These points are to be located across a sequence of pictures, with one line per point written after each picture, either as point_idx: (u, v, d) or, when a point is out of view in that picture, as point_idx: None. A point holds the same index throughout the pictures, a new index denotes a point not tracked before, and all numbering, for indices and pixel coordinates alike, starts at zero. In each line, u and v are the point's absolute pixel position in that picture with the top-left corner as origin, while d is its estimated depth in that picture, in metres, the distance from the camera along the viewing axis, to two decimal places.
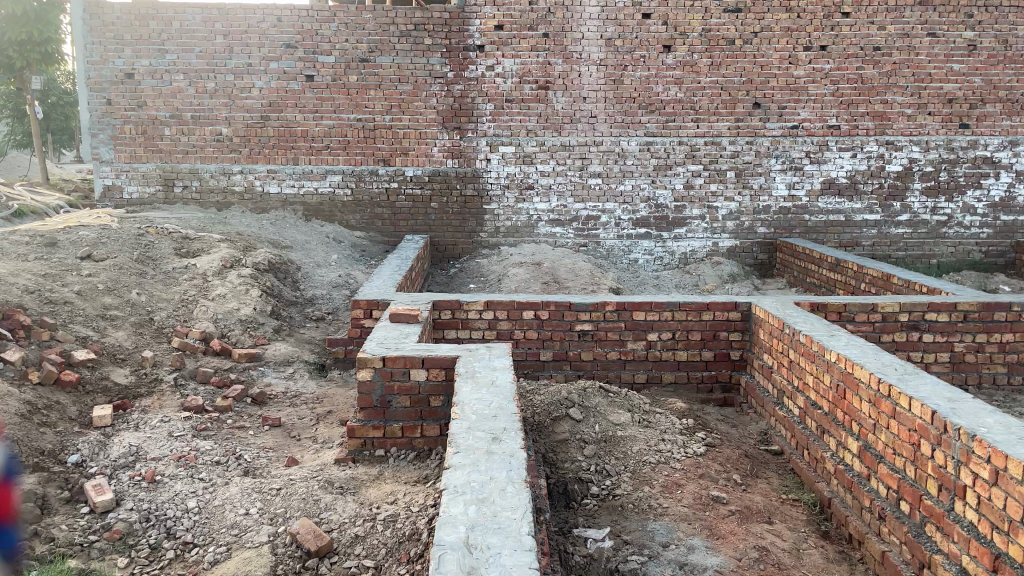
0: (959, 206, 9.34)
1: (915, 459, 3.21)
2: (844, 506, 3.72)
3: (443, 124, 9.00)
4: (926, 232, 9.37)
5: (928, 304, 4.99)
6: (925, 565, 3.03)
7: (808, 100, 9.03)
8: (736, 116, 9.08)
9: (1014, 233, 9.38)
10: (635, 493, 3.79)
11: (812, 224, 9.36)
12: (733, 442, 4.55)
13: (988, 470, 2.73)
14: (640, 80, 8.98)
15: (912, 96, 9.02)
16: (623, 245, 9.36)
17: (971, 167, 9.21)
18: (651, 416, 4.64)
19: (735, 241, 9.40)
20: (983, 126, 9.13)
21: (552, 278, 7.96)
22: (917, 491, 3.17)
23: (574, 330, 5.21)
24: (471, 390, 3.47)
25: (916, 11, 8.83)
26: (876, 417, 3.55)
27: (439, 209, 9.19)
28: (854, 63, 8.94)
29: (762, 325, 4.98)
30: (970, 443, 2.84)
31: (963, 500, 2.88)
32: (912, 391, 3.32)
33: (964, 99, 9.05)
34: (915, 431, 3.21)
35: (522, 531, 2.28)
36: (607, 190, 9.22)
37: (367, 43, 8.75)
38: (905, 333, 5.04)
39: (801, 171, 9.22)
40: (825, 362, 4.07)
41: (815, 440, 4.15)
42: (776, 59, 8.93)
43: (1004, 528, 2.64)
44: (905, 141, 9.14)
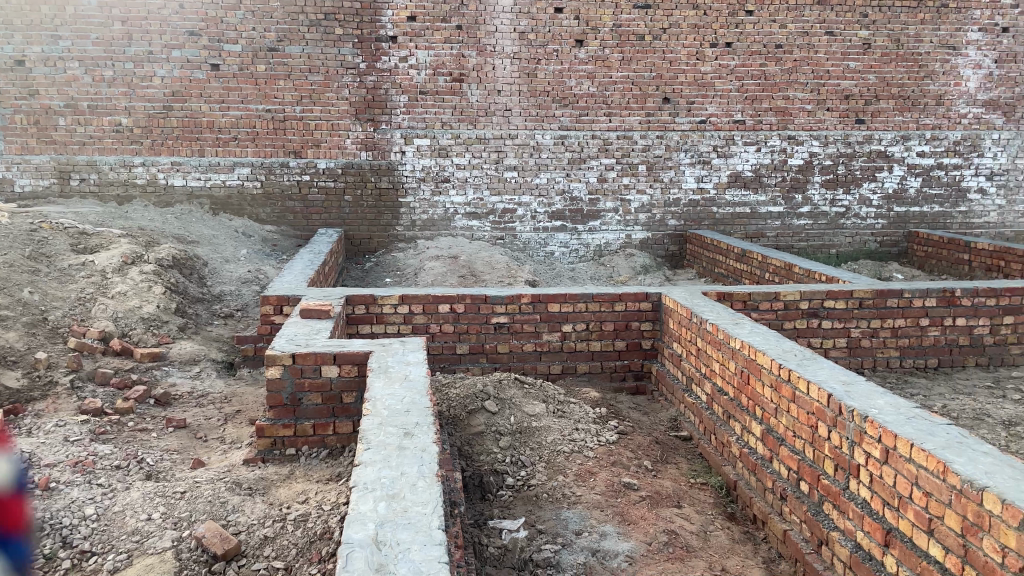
0: (856, 198, 9.76)
1: (813, 440, 3.35)
2: (749, 488, 3.86)
3: (356, 116, 8.86)
4: (826, 223, 9.78)
5: (827, 292, 5.20)
6: (824, 541, 3.18)
7: (714, 96, 9.30)
8: (647, 111, 9.26)
9: (907, 224, 9.88)
10: (549, 482, 3.83)
11: (720, 217, 9.64)
12: (645, 430, 4.66)
13: (879, 449, 2.88)
14: (553, 74, 9.06)
15: (812, 92, 9.39)
16: (539, 238, 9.42)
17: (867, 161, 9.64)
18: (565, 406, 4.70)
19: (648, 233, 9.59)
20: (877, 122, 9.56)
21: (469, 271, 7.96)
22: (815, 471, 3.31)
23: (490, 323, 5.21)
24: (384, 386, 3.44)
25: (815, 11, 9.20)
26: (777, 401, 3.68)
27: (353, 202, 9.04)
28: (757, 61, 9.26)
29: (672, 314, 5.10)
30: (862, 424, 2.99)
31: (857, 478, 3.02)
32: (810, 375, 3.45)
33: (860, 95, 9.48)
34: (813, 414, 3.34)
35: (432, 526, 2.28)
36: (523, 183, 9.26)
37: (275, 32, 8.54)
38: (805, 320, 5.24)
39: (709, 165, 9.48)
40: (730, 349, 4.20)
41: (721, 425, 4.29)
42: (684, 55, 9.15)
43: (894, 504, 2.78)
44: (806, 136, 9.51)
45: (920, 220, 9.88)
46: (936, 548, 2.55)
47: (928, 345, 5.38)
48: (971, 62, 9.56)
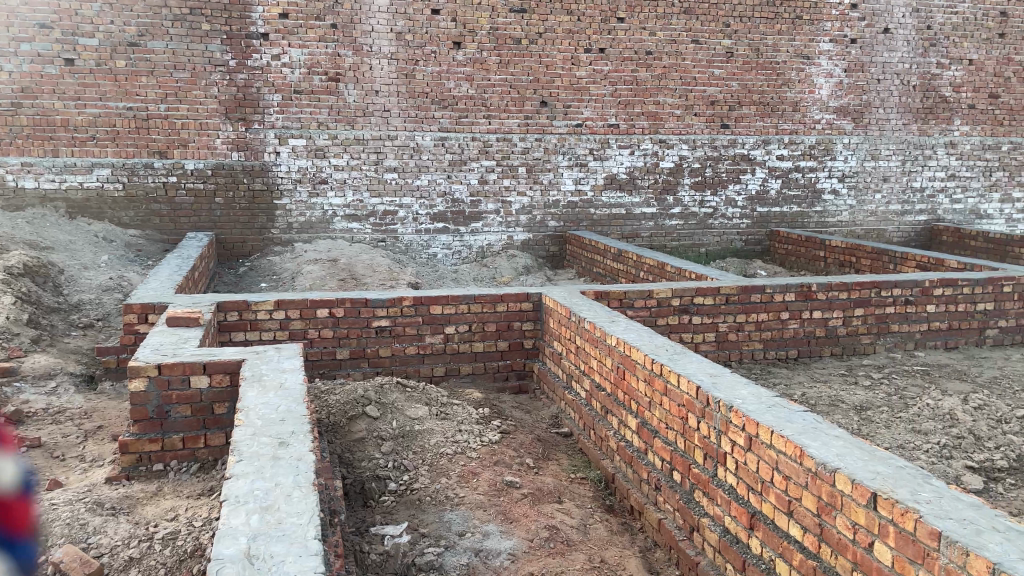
0: (722, 199, 10.25)
1: (684, 431, 3.48)
2: (625, 481, 3.98)
3: (226, 115, 8.54)
4: (696, 223, 10.21)
5: (696, 289, 5.44)
6: (695, 528, 3.33)
7: (589, 100, 9.55)
8: (525, 114, 9.40)
9: (769, 223, 10.45)
10: (432, 485, 3.82)
11: (597, 218, 9.89)
12: (527, 428, 4.72)
13: (743, 437, 3.03)
14: (432, 76, 9.05)
15: (681, 98, 9.81)
16: (421, 240, 9.36)
17: (731, 164, 10.14)
18: (448, 408, 4.69)
19: (529, 234, 9.70)
20: (741, 127, 10.08)
21: (349, 274, 7.82)
22: (686, 461, 3.45)
23: (371, 327, 5.14)
24: (258, 394, 3.33)
25: (681, 20, 9.62)
26: (651, 395, 3.81)
27: (225, 204, 8.69)
28: (629, 66, 9.58)
29: (552, 314, 5.18)
30: (728, 414, 3.13)
31: (724, 466, 3.17)
32: (680, 368, 3.58)
33: (724, 101, 9.97)
34: (683, 406, 3.48)
35: (308, 536, 2.23)
36: (403, 184, 9.17)
37: (136, 26, 8.12)
38: (677, 316, 5.47)
39: (586, 168, 9.70)
40: (606, 346, 4.31)
41: (599, 420, 4.39)
42: (559, 60, 9.37)
43: (758, 489, 2.95)
44: (675, 140, 9.91)
45: (780, 219, 10.48)
46: (795, 528, 2.72)
47: (788, 337, 5.71)
48: (823, 71, 10.23)
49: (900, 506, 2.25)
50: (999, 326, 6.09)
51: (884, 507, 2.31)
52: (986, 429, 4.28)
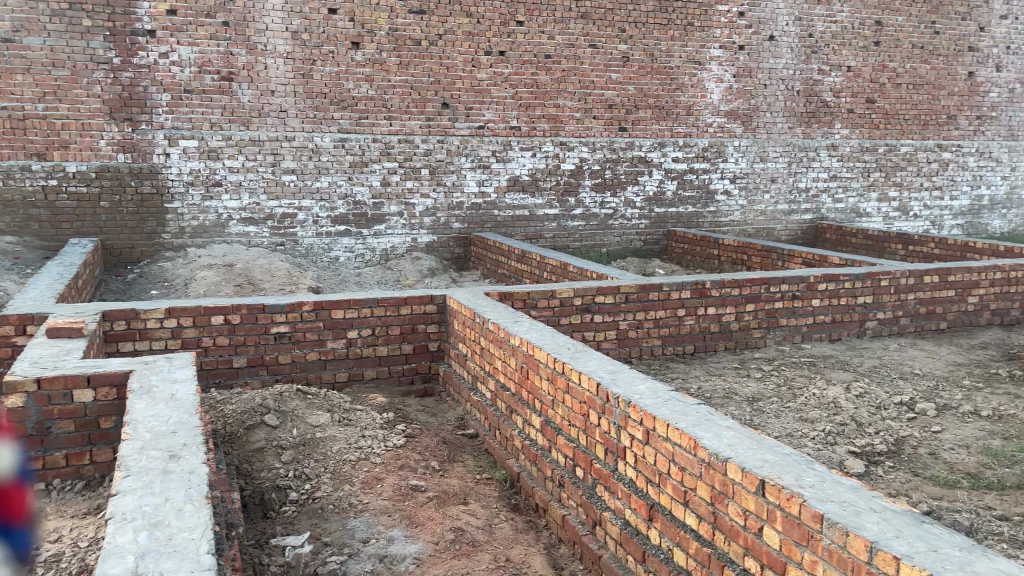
0: (622, 200, 10.48)
1: (585, 428, 3.54)
2: (530, 479, 4.01)
3: (111, 115, 8.14)
4: (597, 224, 10.41)
5: (597, 288, 5.56)
6: (597, 522, 3.40)
7: (490, 102, 9.60)
8: (426, 116, 9.35)
9: (666, 223, 10.76)
10: (335, 493, 3.74)
11: (501, 219, 9.94)
12: (432, 431, 4.69)
13: (641, 431, 3.10)
14: (330, 76, 8.89)
15: (580, 101, 9.99)
16: (321, 243, 9.16)
17: (629, 166, 10.38)
18: (351, 414, 4.60)
19: (432, 236, 9.65)
20: (637, 130, 10.35)
21: (246, 279, 7.60)
22: (588, 457, 3.51)
23: (269, 333, 5.00)
24: (147, 407, 3.18)
25: (579, 24, 9.79)
26: (553, 393, 3.85)
27: (110, 208, 8.28)
28: (529, 69, 9.68)
29: (456, 315, 5.17)
30: (626, 409, 3.20)
31: (624, 460, 3.25)
32: (581, 366, 3.64)
33: (622, 105, 10.20)
34: (584, 403, 3.53)
35: (201, 551, 2.14)
36: (302, 186, 8.95)
37: (9, 21, 7.64)
38: (579, 316, 5.57)
39: (488, 169, 9.73)
40: (510, 346, 4.32)
41: (504, 420, 4.41)
42: (459, 62, 9.38)
43: (655, 481, 3.03)
44: (576, 142, 10.07)
45: (677, 220, 10.81)
46: (691, 517, 2.82)
47: (685, 333, 5.91)
48: (714, 76, 10.62)
49: (787, 492, 2.37)
50: (878, 318, 6.45)
51: (771, 493, 2.42)
52: (867, 415, 4.53)
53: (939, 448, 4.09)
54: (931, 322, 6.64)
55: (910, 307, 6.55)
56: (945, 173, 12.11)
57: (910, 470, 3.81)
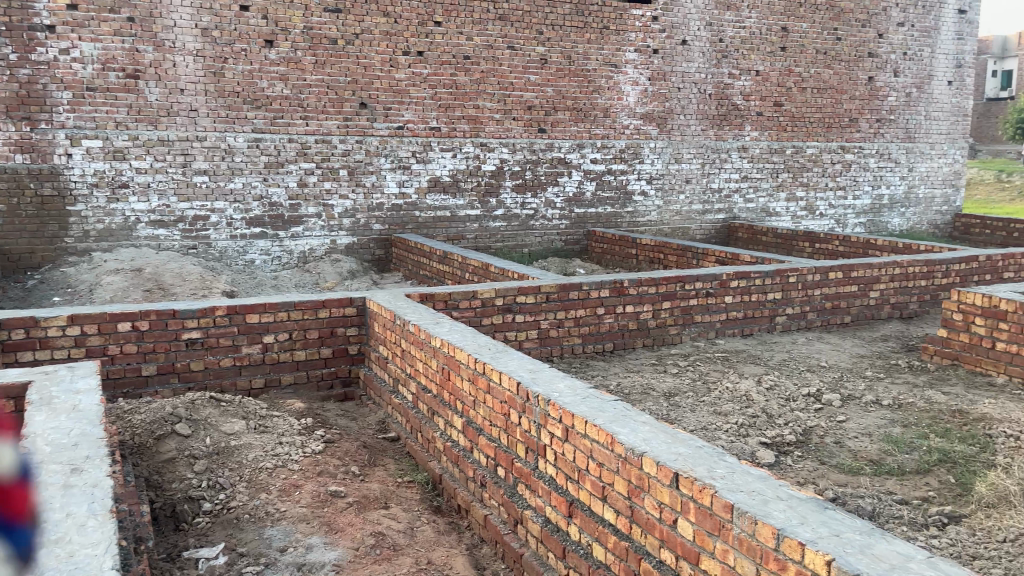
0: (542, 201, 10.56)
1: (507, 427, 3.55)
2: (452, 480, 4.00)
3: (7, 113, 7.73)
4: (518, 224, 10.46)
5: (518, 289, 5.61)
6: (519, 521, 3.41)
7: (410, 102, 9.53)
8: (344, 116, 9.22)
9: (586, 223, 10.90)
10: (251, 502, 3.65)
11: (422, 220, 9.88)
12: (352, 436, 4.63)
13: (561, 429, 3.13)
14: (242, 74, 8.67)
15: (499, 102, 10.02)
16: (236, 246, 8.92)
17: (549, 167, 10.48)
18: (267, 420, 4.49)
19: (352, 238, 9.51)
20: (556, 131, 10.45)
21: (156, 284, 7.34)
22: (509, 456, 3.52)
23: (181, 339, 4.84)
24: (46, 419, 3.03)
25: (497, 26, 9.83)
26: (474, 394, 3.84)
27: (8, 212, 7.87)
28: (447, 70, 9.67)
29: (376, 318, 5.11)
30: (546, 408, 3.23)
31: (544, 458, 3.27)
32: (501, 366, 3.64)
33: (541, 106, 10.29)
34: (505, 403, 3.54)
35: (104, 567, 2.05)
36: (215, 188, 8.70)
37: None
38: (501, 316, 5.61)
39: (408, 170, 9.66)
40: (430, 347, 4.30)
41: (425, 422, 4.38)
42: (377, 61, 9.28)
43: (575, 478, 3.07)
44: (496, 144, 10.10)
45: (596, 220, 10.96)
46: (609, 512, 2.86)
47: (604, 331, 6.00)
48: (629, 79, 10.83)
49: (699, 484, 2.43)
50: (787, 313, 6.70)
51: (684, 486, 2.49)
52: (777, 407, 4.70)
53: (844, 437, 4.27)
54: (836, 317, 6.94)
55: (816, 302, 6.82)
56: (848, 173, 12.65)
57: (817, 459, 3.97)
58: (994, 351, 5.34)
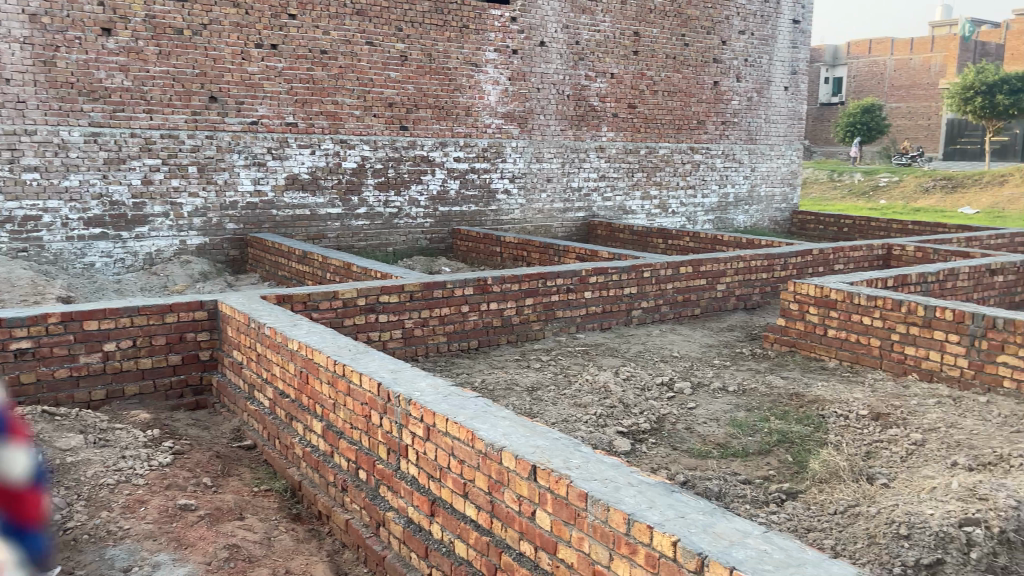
0: (406, 199, 10.45)
1: (368, 429, 3.49)
2: (312, 486, 3.90)
3: None
4: (381, 223, 10.31)
5: (380, 288, 5.54)
6: (381, 523, 3.37)
7: (264, 97, 9.20)
8: (192, 110, 8.78)
9: (450, 221, 10.90)
10: (91, 522, 3.41)
11: (280, 219, 9.55)
12: (204, 446, 4.42)
13: (422, 428, 3.12)
14: (77, 64, 8.10)
15: (358, 98, 9.85)
16: (73, 248, 8.31)
17: (412, 165, 10.40)
18: (109, 434, 4.21)
19: (203, 238, 9.07)
20: (418, 129, 10.39)
21: None
22: (371, 458, 3.47)
23: (8, 350, 4.44)
24: None
25: (354, 21, 9.66)
26: (334, 396, 3.75)
27: None
28: (303, 64, 9.41)
29: (229, 321, 4.89)
30: (407, 407, 3.20)
31: (406, 458, 3.24)
32: (361, 367, 3.58)
33: (402, 103, 10.20)
34: (366, 404, 3.47)
35: None
36: (48, 186, 8.07)
37: None
38: (363, 316, 5.52)
39: (264, 167, 9.32)
40: (287, 350, 4.16)
41: (284, 428, 4.23)
42: (228, 54, 8.92)
43: (436, 476, 3.06)
44: (356, 141, 9.92)
45: (460, 218, 10.98)
46: (471, 508, 2.88)
47: (469, 328, 6.02)
48: (490, 78, 10.92)
49: (555, 474, 2.49)
50: (642, 307, 6.97)
51: (542, 477, 2.53)
52: (634, 397, 4.88)
53: (695, 423, 4.50)
54: (687, 309, 7.28)
55: (669, 296, 7.13)
56: (697, 173, 13.33)
57: (670, 445, 4.16)
58: (825, 338, 5.77)
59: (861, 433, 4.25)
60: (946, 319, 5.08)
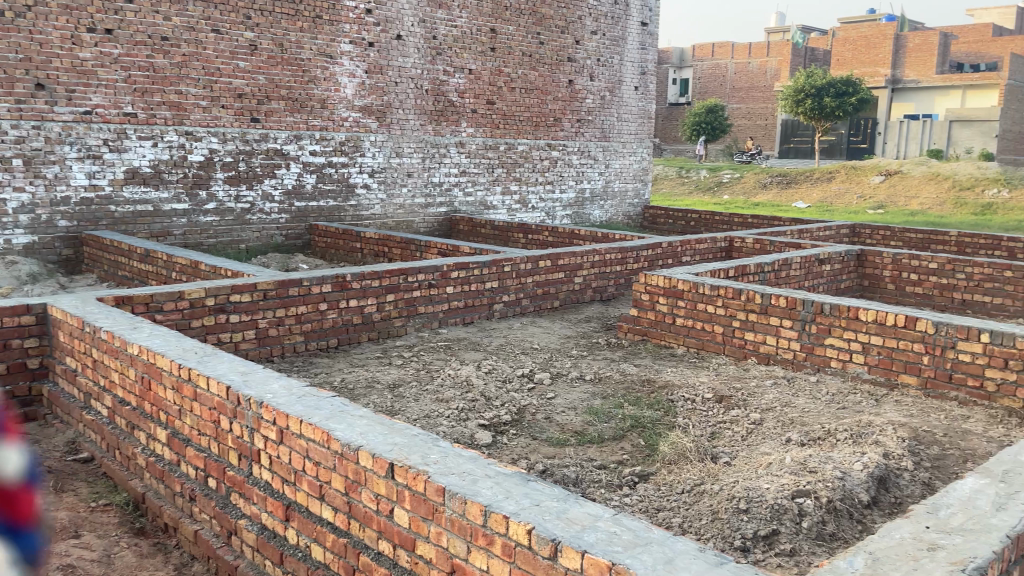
0: (258, 194, 10.05)
1: (217, 435, 3.33)
2: (158, 497, 3.69)
3: None
4: (232, 219, 9.87)
5: (231, 287, 5.32)
6: (233, 532, 3.24)
7: (98, 85, 8.60)
8: (16, 97, 8.07)
9: (307, 217, 10.58)
10: None
11: (119, 216, 8.94)
12: None
13: (275, 431, 3.01)
14: None
15: (204, 88, 9.40)
16: None
17: (265, 158, 10.01)
18: None
19: (31, 237, 8.36)
20: (271, 121, 10.03)
21: None
22: (221, 465, 3.32)
23: None
24: None
25: (198, 7, 9.22)
26: (180, 402, 3.55)
27: None
28: (143, 51, 8.88)
29: (62, 326, 4.54)
30: (259, 411, 3.08)
31: (258, 463, 3.13)
32: (209, 370, 3.41)
33: (252, 95, 9.81)
34: (214, 409, 3.32)
35: None
36: None
37: None
38: (212, 316, 5.28)
39: (101, 160, 8.70)
40: (127, 356, 3.90)
41: (124, 437, 3.97)
42: (56, 38, 8.27)
43: (291, 480, 2.97)
44: (203, 133, 9.45)
45: (317, 214, 10.68)
46: (327, 510, 2.81)
47: (327, 327, 5.88)
48: (345, 71, 10.70)
49: (412, 471, 2.48)
50: (503, 301, 7.05)
51: (399, 475, 2.51)
52: (495, 390, 4.94)
53: (554, 412, 4.60)
54: (546, 302, 7.45)
55: (529, 289, 7.27)
56: (555, 169, 13.64)
57: (530, 435, 4.24)
58: (674, 326, 6.06)
59: (707, 415, 4.50)
60: (780, 306, 5.46)
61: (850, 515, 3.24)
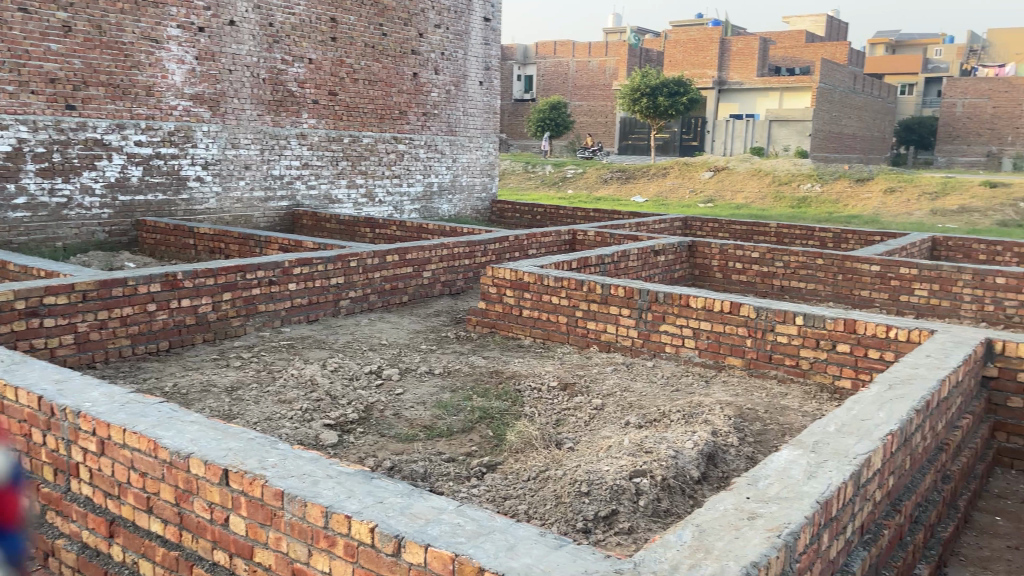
0: (77, 187, 9.28)
1: (28, 450, 3.05)
2: None
3: None
4: (47, 215, 9.04)
5: (45, 289, 4.89)
6: (49, 553, 2.98)
7: None
8: None
9: (133, 212, 9.88)
10: None
11: None
12: None
13: (95, 442, 2.80)
14: None
15: (10, 72, 8.56)
16: None
17: (83, 149, 9.25)
18: None
19: None
20: (89, 108, 9.28)
21: None
22: (33, 482, 3.04)
23: None
24: None
25: None
26: None
27: None
28: None
29: None
30: (76, 421, 2.85)
31: (77, 477, 2.89)
32: (17, 380, 3.11)
33: (67, 80, 9.05)
34: (25, 422, 3.03)
35: None
36: None
37: None
38: (24, 321, 4.83)
39: None
40: None
41: None
42: None
43: (115, 493, 2.77)
44: (10, 120, 8.60)
45: (145, 209, 10.01)
46: (156, 523, 2.65)
47: (157, 329, 5.52)
48: (173, 56, 10.08)
49: (249, 476, 2.37)
50: (350, 297, 6.91)
51: (234, 481, 2.40)
52: (340, 388, 4.83)
53: (402, 408, 4.56)
54: (395, 297, 7.37)
55: (377, 285, 7.16)
56: (402, 163, 13.53)
57: (378, 432, 4.17)
58: (521, 317, 6.17)
59: (552, 403, 4.62)
60: (619, 295, 5.68)
61: (682, 491, 3.43)
